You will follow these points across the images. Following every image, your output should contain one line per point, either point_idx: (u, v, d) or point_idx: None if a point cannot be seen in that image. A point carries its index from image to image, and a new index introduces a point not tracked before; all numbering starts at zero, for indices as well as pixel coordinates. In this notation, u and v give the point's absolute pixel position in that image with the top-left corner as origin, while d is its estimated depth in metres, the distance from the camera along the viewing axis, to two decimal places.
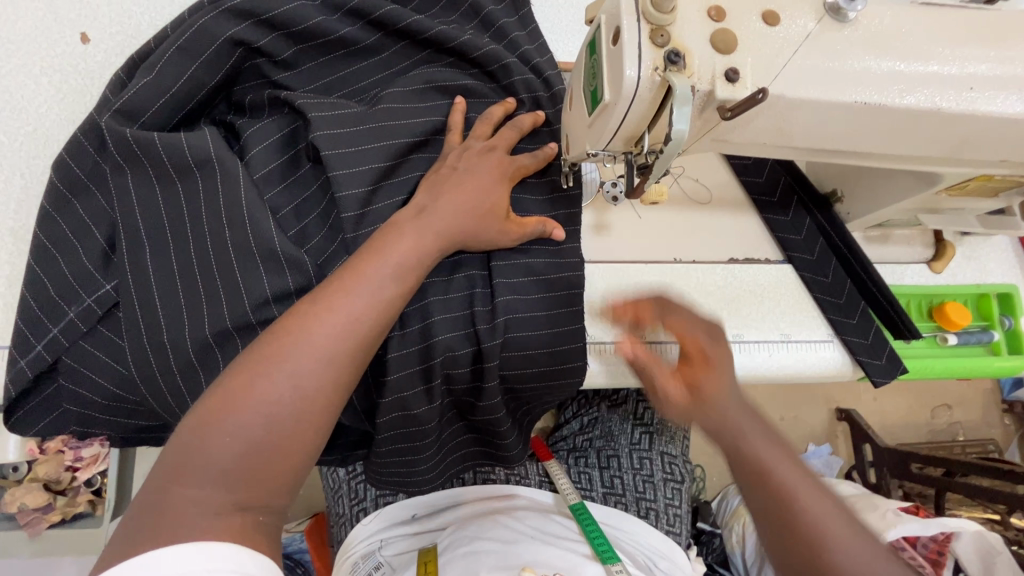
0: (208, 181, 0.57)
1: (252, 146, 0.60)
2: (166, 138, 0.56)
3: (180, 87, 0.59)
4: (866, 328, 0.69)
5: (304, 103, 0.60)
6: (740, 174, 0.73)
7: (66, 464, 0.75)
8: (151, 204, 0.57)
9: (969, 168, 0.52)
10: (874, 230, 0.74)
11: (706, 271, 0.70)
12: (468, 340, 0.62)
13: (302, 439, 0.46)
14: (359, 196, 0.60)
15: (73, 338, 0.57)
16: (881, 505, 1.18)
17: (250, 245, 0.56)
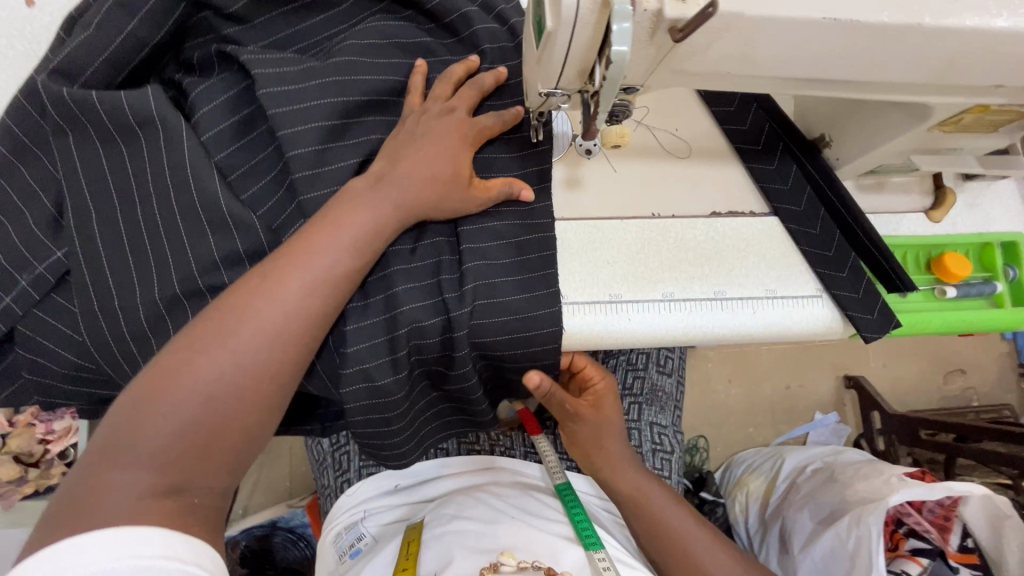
0: (152, 142, 0.56)
1: (201, 106, 0.58)
2: (106, 97, 0.55)
3: (119, 45, 0.56)
4: (857, 281, 0.65)
5: (251, 59, 0.57)
6: (723, 122, 0.69)
7: (37, 438, 0.87)
8: (96, 168, 0.57)
9: (956, 96, 0.48)
10: (867, 178, 0.70)
11: (686, 226, 0.67)
12: (435, 309, 0.59)
13: (235, 425, 0.48)
14: (308, 156, 0.57)
15: (26, 307, 0.57)
16: (887, 471, 1.12)
17: (197, 208, 0.56)
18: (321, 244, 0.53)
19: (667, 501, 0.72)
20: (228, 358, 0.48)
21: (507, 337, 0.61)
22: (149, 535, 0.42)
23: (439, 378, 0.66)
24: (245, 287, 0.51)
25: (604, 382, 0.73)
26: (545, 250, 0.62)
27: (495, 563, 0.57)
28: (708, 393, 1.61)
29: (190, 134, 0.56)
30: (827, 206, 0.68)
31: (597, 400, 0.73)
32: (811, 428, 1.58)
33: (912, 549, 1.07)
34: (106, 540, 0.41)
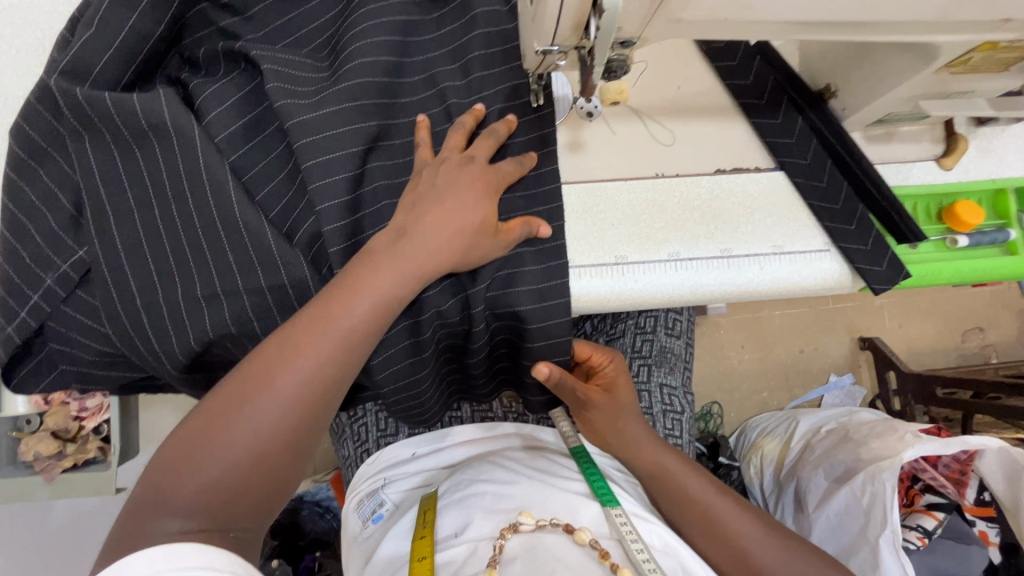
0: (165, 147, 0.57)
1: (210, 108, 0.59)
2: (118, 99, 0.55)
3: (123, 43, 0.56)
4: (865, 233, 0.65)
5: (261, 55, 0.58)
6: (725, 78, 0.69)
7: (73, 415, 0.87)
8: (112, 170, 0.57)
9: (955, 33, 0.48)
10: (876, 128, 0.69)
11: (690, 184, 0.66)
12: (455, 288, 0.61)
13: (266, 477, 0.50)
14: (316, 144, 0.57)
15: (54, 304, 0.58)
16: (901, 429, 1.12)
17: (213, 211, 0.57)
18: (346, 317, 0.52)
19: (679, 463, 0.71)
20: (244, 435, 0.49)
21: (528, 307, 0.60)
22: (190, 547, 0.43)
23: (459, 355, 0.67)
24: (260, 359, 0.51)
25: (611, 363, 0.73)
26: (556, 224, 0.62)
27: (514, 522, 0.59)
28: (721, 358, 1.61)
29: (203, 136, 0.57)
30: (833, 156, 0.67)
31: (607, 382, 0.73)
32: (826, 391, 1.59)
33: (928, 505, 1.08)
34: (155, 551, 0.42)
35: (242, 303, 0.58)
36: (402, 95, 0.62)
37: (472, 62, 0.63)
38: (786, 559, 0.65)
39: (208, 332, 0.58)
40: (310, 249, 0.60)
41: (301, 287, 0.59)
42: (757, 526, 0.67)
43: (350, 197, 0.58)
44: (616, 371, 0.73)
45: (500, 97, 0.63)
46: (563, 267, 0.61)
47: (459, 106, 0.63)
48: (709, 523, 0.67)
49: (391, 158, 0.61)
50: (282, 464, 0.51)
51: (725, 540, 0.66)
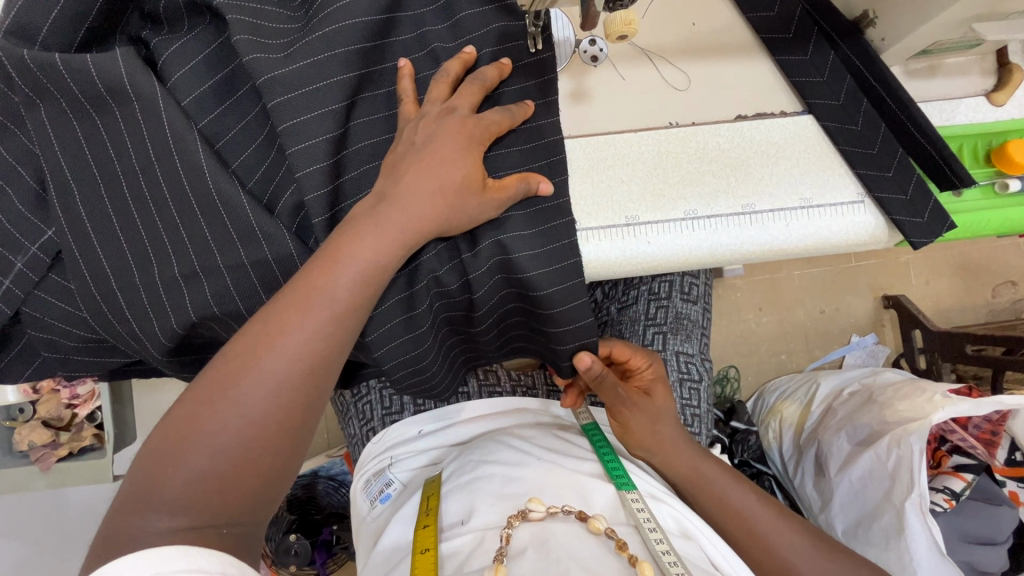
0: (129, 115, 0.52)
1: (174, 69, 0.52)
2: (72, 61, 0.49)
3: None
4: (905, 180, 0.59)
5: (224, 3, 0.51)
6: (744, 11, 0.61)
7: (64, 403, 0.90)
8: (72, 142, 0.52)
9: None
10: (918, 61, 0.61)
11: (708, 133, 0.60)
12: (450, 251, 0.56)
13: (260, 466, 0.46)
14: (292, 103, 0.51)
15: (27, 290, 0.54)
16: (929, 389, 1.06)
17: (184, 184, 0.52)
18: (332, 286, 0.48)
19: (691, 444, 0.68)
20: (232, 422, 0.45)
21: (534, 277, 0.55)
22: (173, 552, 0.40)
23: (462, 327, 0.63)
24: (242, 342, 0.47)
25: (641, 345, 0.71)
26: (560, 183, 0.56)
27: (523, 510, 0.56)
28: (739, 322, 1.56)
29: (167, 100, 0.52)
30: (868, 92, 0.60)
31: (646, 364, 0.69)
32: (847, 351, 1.53)
33: (955, 466, 1.03)
34: (144, 556, 0.40)
35: (223, 282, 0.54)
36: (386, 43, 0.55)
37: (460, 2, 0.56)
38: (801, 541, 0.65)
39: (190, 314, 0.55)
40: (294, 220, 0.55)
41: (285, 262, 0.54)
42: (770, 507, 0.67)
43: (332, 160, 0.53)
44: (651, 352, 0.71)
45: (491, 40, 0.57)
46: (569, 227, 0.55)
47: (447, 54, 0.56)
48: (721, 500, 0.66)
49: (375, 116, 0.55)
50: (277, 451, 0.47)
51: (743, 525, 0.65)
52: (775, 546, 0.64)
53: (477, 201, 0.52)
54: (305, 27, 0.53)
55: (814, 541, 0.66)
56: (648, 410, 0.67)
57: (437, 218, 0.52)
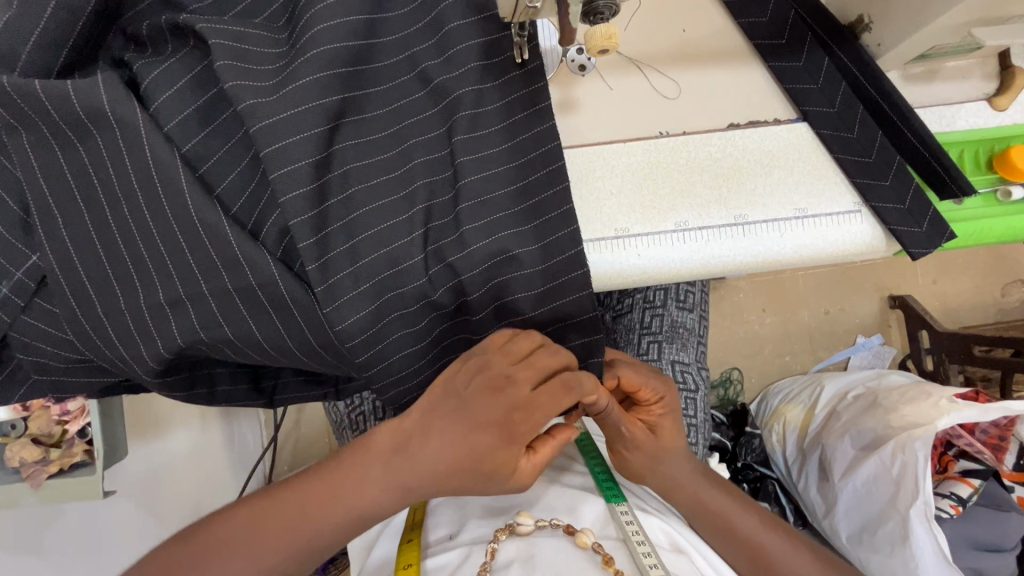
0: (110, 142, 0.50)
1: (158, 94, 0.51)
2: (49, 86, 0.47)
3: (49, 22, 0.49)
4: (903, 190, 0.57)
5: (207, 28, 0.50)
6: (738, 16, 0.60)
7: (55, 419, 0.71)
8: (52, 166, 0.50)
9: None
10: (917, 65, 0.60)
11: (700, 142, 0.59)
12: (448, 274, 0.55)
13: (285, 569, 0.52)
14: (274, 129, 0.50)
15: (13, 315, 0.54)
16: (935, 393, 1.04)
17: (166, 211, 0.51)
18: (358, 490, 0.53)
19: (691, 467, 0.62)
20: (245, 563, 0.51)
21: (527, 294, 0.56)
22: None
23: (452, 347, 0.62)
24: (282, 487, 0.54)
25: (654, 371, 0.63)
26: (562, 200, 0.55)
27: (511, 524, 0.55)
28: (741, 323, 1.54)
29: (150, 125, 0.50)
30: (866, 102, 0.59)
31: (656, 396, 0.61)
32: (853, 352, 1.51)
33: (962, 471, 1.01)
34: None
35: (209, 308, 0.54)
36: (376, 60, 0.54)
37: (445, 13, 0.55)
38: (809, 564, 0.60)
39: (178, 339, 0.54)
40: (280, 245, 0.54)
41: (270, 287, 0.53)
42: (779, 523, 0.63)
43: (315, 185, 0.51)
44: (664, 382, 0.62)
45: (478, 53, 0.56)
46: (574, 245, 0.54)
47: (434, 69, 0.55)
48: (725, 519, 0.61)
49: (360, 138, 0.53)
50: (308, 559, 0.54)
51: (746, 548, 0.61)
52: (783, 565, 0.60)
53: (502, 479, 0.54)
54: (288, 46, 0.52)
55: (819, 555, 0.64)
56: (654, 445, 0.61)
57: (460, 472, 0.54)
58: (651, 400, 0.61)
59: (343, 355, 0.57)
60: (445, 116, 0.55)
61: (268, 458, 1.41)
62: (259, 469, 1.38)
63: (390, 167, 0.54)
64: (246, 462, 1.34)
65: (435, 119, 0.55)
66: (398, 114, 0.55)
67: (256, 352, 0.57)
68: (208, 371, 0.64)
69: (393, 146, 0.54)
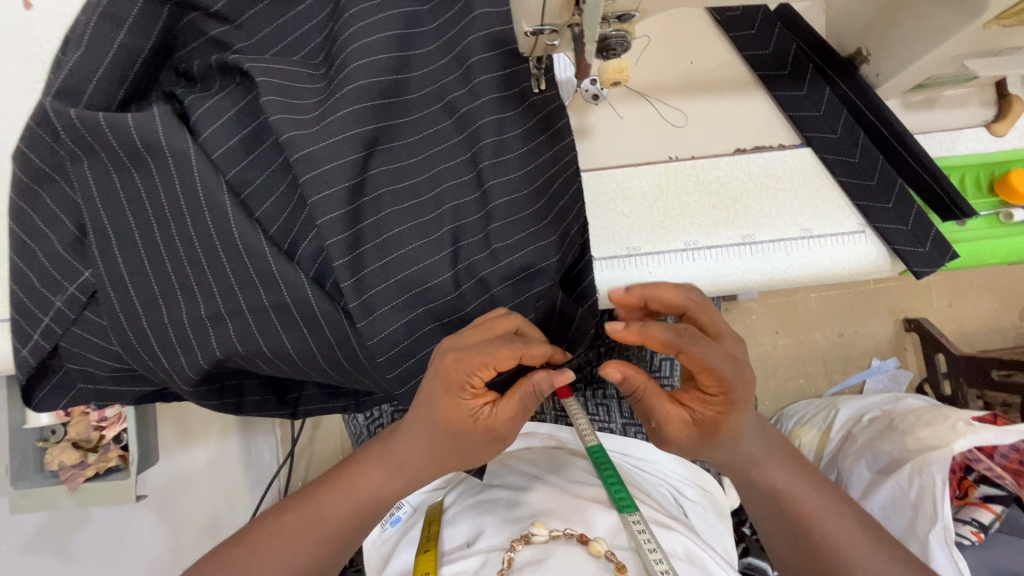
0: (161, 168, 0.54)
1: (207, 124, 0.56)
2: (112, 119, 0.52)
3: (112, 60, 0.54)
4: (905, 212, 0.59)
5: (254, 67, 0.55)
6: (742, 49, 0.63)
7: (94, 424, 0.74)
8: (110, 190, 0.55)
9: None
10: (915, 94, 0.63)
11: (708, 166, 0.62)
12: (479, 289, 0.59)
13: (319, 559, 0.59)
14: (313, 156, 0.54)
15: (65, 326, 0.58)
16: (952, 416, 1.03)
17: (211, 231, 0.55)
18: (370, 485, 0.60)
19: (758, 439, 0.58)
20: (292, 549, 0.58)
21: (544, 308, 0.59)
22: None
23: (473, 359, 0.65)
24: (328, 484, 0.62)
25: (734, 353, 0.50)
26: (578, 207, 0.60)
27: (526, 534, 0.57)
28: (754, 345, 1.54)
29: (199, 154, 0.55)
30: (866, 129, 0.62)
31: (724, 390, 0.51)
32: (868, 375, 1.49)
33: (983, 497, 1.00)
34: None
35: (246, 322, 0.57)
36: (407, 92, 0.58)
37: (470, 49, 0.59)
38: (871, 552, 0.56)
39: (216, 351, 0.58)
40: (314, 264, 0.58)
41: (303, 304, 0.57)
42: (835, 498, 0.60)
43: (350, 207, 0.55)
44: (740, 375, 0.50)
45: (498, 85, 0.60)
46: None
47: (459, 100, 0.59)
48: (764, 491, 0.59)
49: (392, 163, 0.57)
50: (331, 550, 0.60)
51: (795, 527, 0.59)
52: (828, 535, 0.57)
53: (465, 438, 0.54)
54: (328, 80, 0.57)
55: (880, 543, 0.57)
56: (704, 437, 0.55)
57: (431, 441, 0.56)
58: (716, 393, 0.52)
59: (367, 367, 0.60)
60: (470, 143, 0.59)
61: (283, 474, 1.46)
62: (273, 484, 1.41)
63: (419, 192, 0.58)
64: (262, 477, 1.38)
65: (460, 145, 0.59)
66: (427, 141, 0.59)
67: (288, 366, 0.60)
68: (239, 382, 0.67)
69: (422, 172, 0.58)
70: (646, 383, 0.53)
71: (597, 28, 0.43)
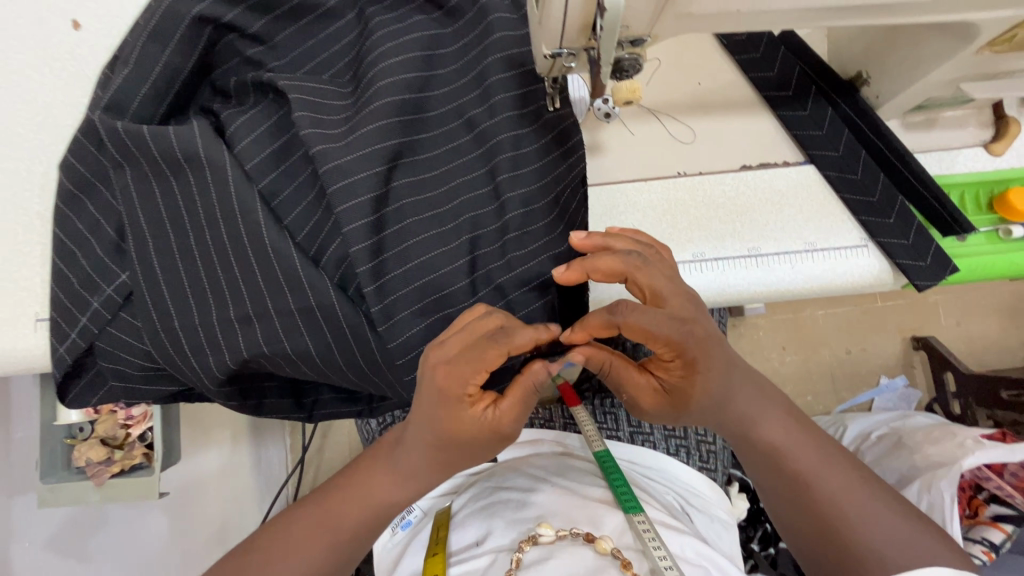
0: (198, 177, 0.58)
1: (241, 137, 0.60)
2: (155, 132, 0.56)
3: (157, 78, 0.58)
4: (906, 226, 0.61)
5: (288, 85, 0.59)
6: (747, 72, 0.67)
7: (121, 423, 0.76)
8: (149, 197, 0.58)
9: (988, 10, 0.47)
10: (915, 115, 0.66)
11: (714, 182, 0.64)
12: (495, 295, 0.62)
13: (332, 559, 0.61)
14: (341, 168, 0.57)
15: (100, 326, 0.61)
16: (960, 433, 1.03)
17: (244, 237, 0.58)
18: (377, 489, 0.61)
19: (750, 392, 0.55)
20: (306, 554, 0.60)
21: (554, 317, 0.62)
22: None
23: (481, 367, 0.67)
24: (340, 486, 0.63)
25: (678, 314, 0.49)
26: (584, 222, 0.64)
27: (533, 534, 0.58)
28: (762, 362, 1.54)
29: (234, 165, 0.58)
30: (868, 148, 0.64)
31: (677, 354, 0.49)
32: (877, 394, 1.49)
33: (994, 516, 0.99)
34: None
35: (273, 324, 0.60)
36: (429, 110, 0.62)
37: (490, 69, 0.63)
38: (873, 509, 0.54)
39: (243, 352, 0.60)
40: (338, 270, 0.61)
41: (327, 308, 0.60)
42: (830, 450, 0.57)
43: (374, 217, 0.58)
44: (686, 335, 0.48)
45: (514, 103, 0.63)
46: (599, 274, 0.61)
47: (478, 117, 0.62)
48: (759, 449, 0.56)
49: (414, 175, 0.61)
50: (341, 551, 0.61)
51: (792, 484, 0.56)
52: (828, 488, 0.55)
53: (468, 443, 0.55)
54: (356, 98, 0.61)
55: (888, 496, 0.56)
56: (674, 403, 0.54)
57: (432, 449, 0.57)
58: (671, 359, 0.51)
59: (386, 370, 0.62)
60: (487, 157, 0.62)
61: (292, 482, 1.48)
62: (282, 493, 1.43)
63: (439, 203, 0.61)
64: (272, 485, 1.39)
65: (478, 160, 0.62)
66: (447, 156, 0.62)
67: (310, 368, 0.62)
68: (261, 384, 0.70)
69: (442, 184, 0.61)
70: (610, 357, 0.55)
71: (613, 52, 0.46)
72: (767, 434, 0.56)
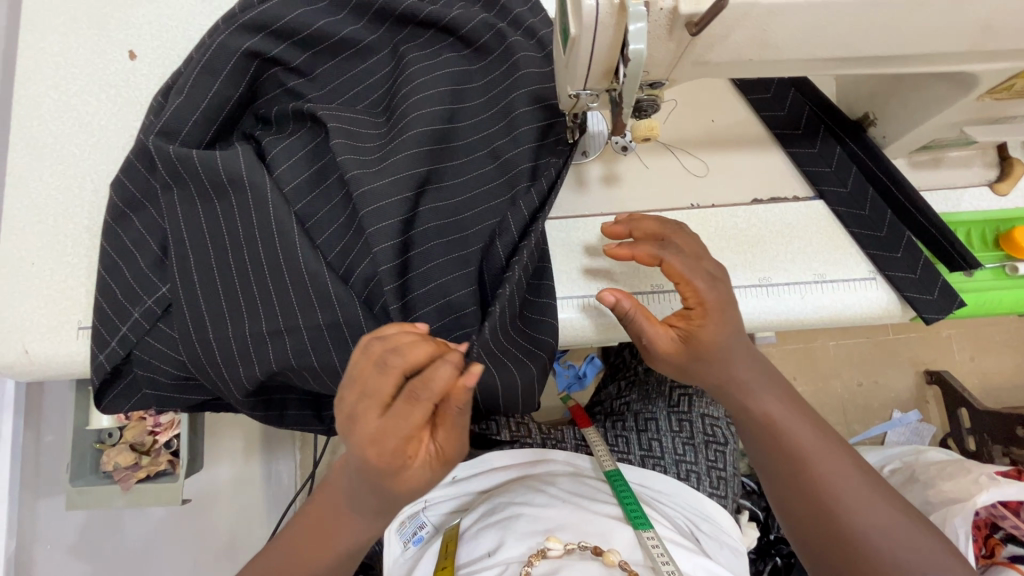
0: (240, 198, 0.62)
1: (280, 162, 0.64)
2: (204, 156, 0.61)
3: (207, 105, 0.63)
4: (913, 261, 0.64)
5: (327, 114, 0.63)
6: (759, 110, 0.70)
7: (148, 430, 0.80)
8: (193, 215, 0.62)
9: (987, 61, 0.50)
10: (922, 154, 0.68)
11: (727, 215, 0.67)
12: None
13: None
14: (374, 191, 0.61)
15: (140, 335, 0.64)
16: (975, 470, 1.02)
17: (280, 256, 0.62)
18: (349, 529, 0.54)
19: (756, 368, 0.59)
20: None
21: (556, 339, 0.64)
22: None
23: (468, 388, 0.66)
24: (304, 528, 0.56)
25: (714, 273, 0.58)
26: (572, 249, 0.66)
27: (543, 548, 0.59)
28: None
29: (274, 187, 0.62)
30: (876, 185, 0.67)
31: (699, 301, 0.57)
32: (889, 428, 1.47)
33: (1010, 557, 0.98)
34: None
35: (302, 338, 0.62)
36: (456, 140, 0.66)
37: (516, 103, 0.67)
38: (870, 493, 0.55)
39: (272, 364, 0.62)
40: (365, 288, 0.63)
41: (354, 324, 0.62)
42: (830, 436, 0.59)
43: (401, 238, 0.62)
44: (716, 288, 0.57)
45: (534, 135, 0.67)
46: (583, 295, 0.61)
47: (503, 148, 0.66)
48: (761, 426, 0.59)
49: (441, 201, 0.64)
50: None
51: (793, 463, 0.57)
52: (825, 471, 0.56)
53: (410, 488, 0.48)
54: (389, 127, 0.65)
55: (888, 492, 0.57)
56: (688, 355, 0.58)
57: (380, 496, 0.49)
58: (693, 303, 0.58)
59: None
60: (509, 185, 0.66)
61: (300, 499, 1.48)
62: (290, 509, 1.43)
63: (463, 227, 0.64)
64: (280, 500, 1.40)
65: (501, 187, 0.66)
66: (471, 183, 0.65)
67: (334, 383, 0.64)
68: (284, 396, 0.73)
69: (467, 209, 0.64)
70: (635, 309, 0.58)
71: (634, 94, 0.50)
72: (767, 407, 0.59)
